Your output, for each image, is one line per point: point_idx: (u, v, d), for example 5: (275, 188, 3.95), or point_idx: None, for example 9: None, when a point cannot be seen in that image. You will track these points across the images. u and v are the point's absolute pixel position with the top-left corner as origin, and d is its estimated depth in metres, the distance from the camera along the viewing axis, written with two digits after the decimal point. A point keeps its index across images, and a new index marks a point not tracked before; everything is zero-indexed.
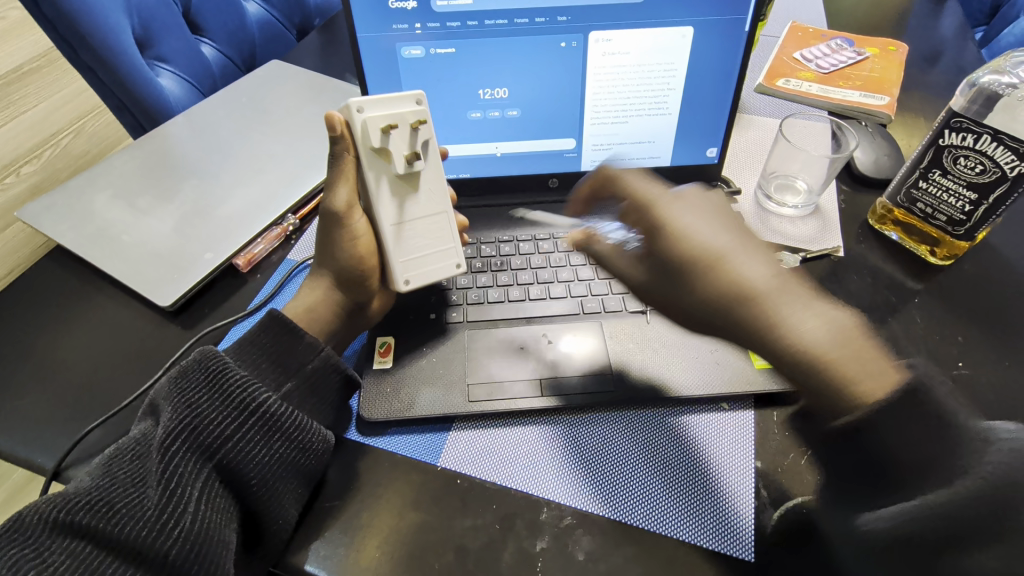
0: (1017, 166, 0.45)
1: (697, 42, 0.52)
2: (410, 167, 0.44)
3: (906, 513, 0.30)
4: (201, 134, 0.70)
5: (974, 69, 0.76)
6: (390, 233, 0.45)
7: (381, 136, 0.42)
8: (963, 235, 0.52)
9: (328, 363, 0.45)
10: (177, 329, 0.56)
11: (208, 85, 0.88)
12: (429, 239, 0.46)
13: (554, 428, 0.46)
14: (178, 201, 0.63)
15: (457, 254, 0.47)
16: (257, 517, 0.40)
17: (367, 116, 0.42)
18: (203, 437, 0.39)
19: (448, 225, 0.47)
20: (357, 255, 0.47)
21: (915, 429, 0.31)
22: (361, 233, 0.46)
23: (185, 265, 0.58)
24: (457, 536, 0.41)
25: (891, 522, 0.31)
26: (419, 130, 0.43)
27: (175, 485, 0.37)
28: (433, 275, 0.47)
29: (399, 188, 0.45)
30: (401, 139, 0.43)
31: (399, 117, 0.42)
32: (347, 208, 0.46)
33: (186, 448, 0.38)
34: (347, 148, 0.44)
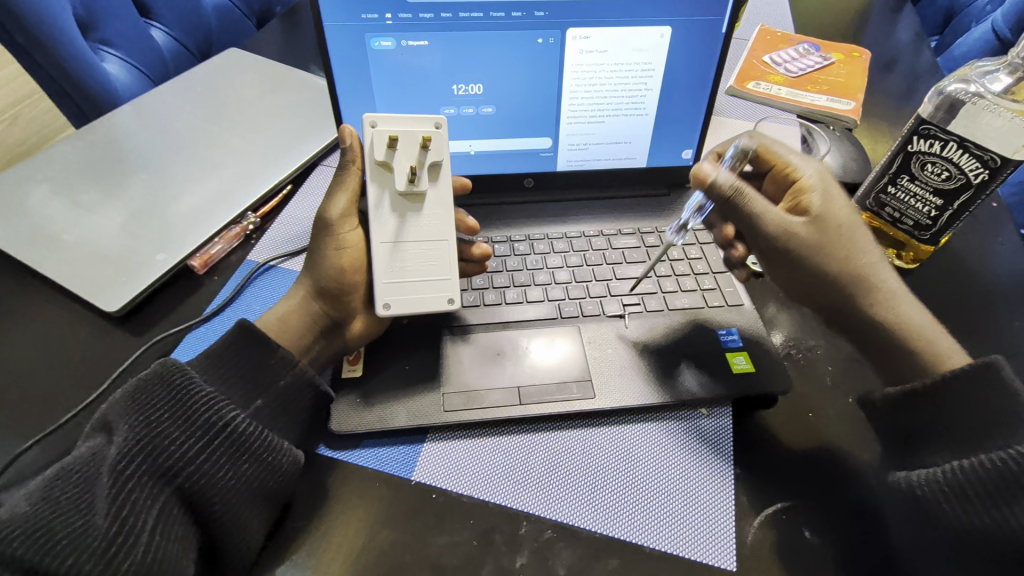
0: (981, 173, 0.46)
1: (675, 42, 0.51)
2: (413, 185, 0.45)
3: (966, 473, 0.36)
4: (151, 125, 0.65)
5: (931, 77, 0.78)
6: (382, 253, 0.45)
7: (389, 150, 0.44)
8: (929, 239, 0.53)
9: (301, 380, 0.42)
10: (125, 336, 0.52)
11: (159, 72, 0.82)
12: (420, 267, 0.45)
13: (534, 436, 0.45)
14: (126, 197, 0.58)
15: (449, 288, 0.45)
16: (216, 542, 0.37)
17: (380, 130, 0.44)
18: (162, 459, 0.36)
19: (447, 255, 0.46)
20: (336, 264, 0.45)
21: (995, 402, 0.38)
22: (353, 246, 0.45)
23: (134, 267, 0.53)
24: (433, 553, 0.39)
25: (947, 478, 0.37)
26: (426, 150, 0.45)
27: (128, 512, 0.34)
28: (419, 306, 0.45)
29: (399, 209, 0.45)
30: (408, 157, 0.44)
31: (409, 134, 0.44)
32: (343, 218, 0.45)
33: (144, 472, 0.35)
34: (353, 160, 0.45)
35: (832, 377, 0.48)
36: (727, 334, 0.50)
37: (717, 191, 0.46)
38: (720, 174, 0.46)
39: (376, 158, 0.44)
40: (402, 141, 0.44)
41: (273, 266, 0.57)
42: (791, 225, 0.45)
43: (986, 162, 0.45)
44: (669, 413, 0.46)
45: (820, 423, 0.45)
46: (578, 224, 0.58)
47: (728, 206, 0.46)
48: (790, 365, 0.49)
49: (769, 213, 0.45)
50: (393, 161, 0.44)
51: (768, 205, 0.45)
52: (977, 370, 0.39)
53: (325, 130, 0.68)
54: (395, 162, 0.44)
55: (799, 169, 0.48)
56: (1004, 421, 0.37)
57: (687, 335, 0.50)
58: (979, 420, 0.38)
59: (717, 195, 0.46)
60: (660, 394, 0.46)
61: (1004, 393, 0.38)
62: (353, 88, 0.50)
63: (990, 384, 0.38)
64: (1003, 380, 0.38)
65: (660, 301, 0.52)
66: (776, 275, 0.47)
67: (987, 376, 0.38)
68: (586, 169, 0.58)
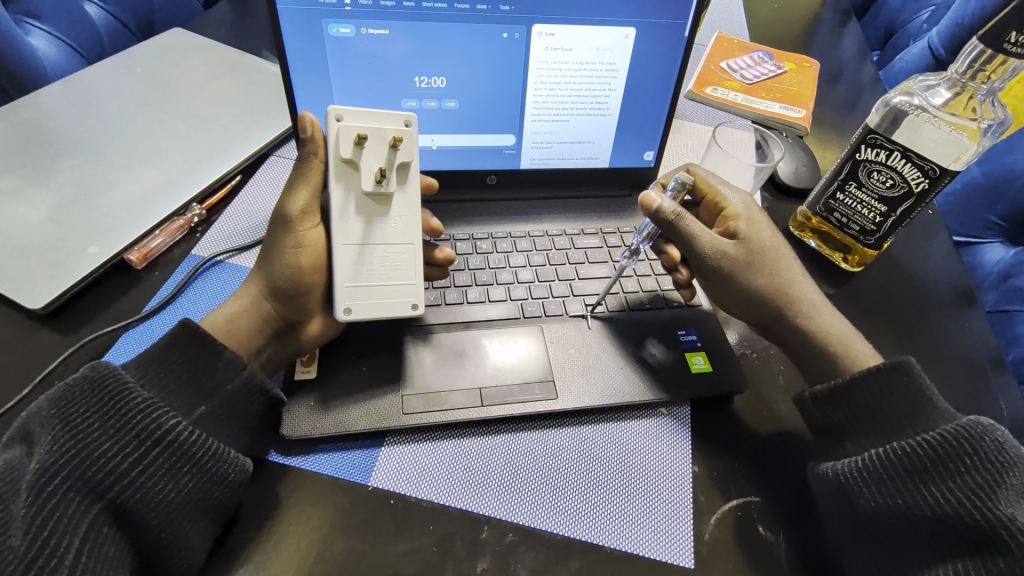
0: (921, 183, 0.48)
1: (639, 44, 0.52)
2: (381, 185, 0.43)
3: (879, 461, 0.39)
4: (84, 107, 0.60)
5: (874, 89, 0.82)
6: (344, 254, 0.43)
7: (356, 146, 0.42)
8: (873, 244, 0.55)
9: (250, 384, 0.40)
10: (51, 335, 0.47)
11: (94, 51, 0.76)
12: (385, 272, 0.43)
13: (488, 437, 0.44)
14: (53, 184, 0.53)
15: (413, 292, 0.44)
16: (154, 559, 0.35)
17: (346, 124, 0.41)
18: (90, 472, 0.33)
19: (413, 259, 0.44)
20: (293, 264, 0.42)
21: (904, 394, 0.41)
22: (313, 244, 0.43)
23: (63, 260, 0.49)
24: (391, 562, 0.38)
25: (862, 465, 0.39)
26: (395, 149, 0.43)
27: (49, 533, 0.31)
28: (382, 312, 0.43)
29: (365, 209, 0.43)
30: (376, 156, 0.42)
31: (377, 132, 0.42)
32: (303, 215, 0.42)
33: (70, 487, 0.32)
34: (315, 153, 0.42)
35: (785, 376, 0.50)
36: (686, 334, 0.50)
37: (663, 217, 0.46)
38: (665, 200, 0.46)
39: (341, 155, 0.42)
40: (369, 139, 0.42)
41: (219, 261, 0.54)
42: (728, 250, 0.47)
43: (927, 171, 0.48)
44: (628, 413, 0.46)
45: (773, 421, 0.47)
46: (541, 223, 0.58)
47: (673, 232, 0.46)
48: (745, 365, 0.50)
49: (709, 239, 0.46)
50: (360, 159, 0.42)
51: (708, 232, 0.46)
52: (892, 367, 0.41)
53: (278, 119, 0.64)
54: (361, 160, 0.42)
55: (729, 198, 0.50)
56: (911, 411, 0.40)
57: (647, 334, 0.50)
58: (896, 412, 0.40)
59: (664, 220, 0.46)
60: (621, 393, 0.46)
61: (917, 386, 0.41)
62: (308, 76, 0.48)
63: (900, 379, 0.41)
64: (912, 375, 0.41)
65: (622, 302, 0.52)
66: (711, 293, 0.49)
67: (902, 373, 0.41)
68: (549, 168, 0.58)
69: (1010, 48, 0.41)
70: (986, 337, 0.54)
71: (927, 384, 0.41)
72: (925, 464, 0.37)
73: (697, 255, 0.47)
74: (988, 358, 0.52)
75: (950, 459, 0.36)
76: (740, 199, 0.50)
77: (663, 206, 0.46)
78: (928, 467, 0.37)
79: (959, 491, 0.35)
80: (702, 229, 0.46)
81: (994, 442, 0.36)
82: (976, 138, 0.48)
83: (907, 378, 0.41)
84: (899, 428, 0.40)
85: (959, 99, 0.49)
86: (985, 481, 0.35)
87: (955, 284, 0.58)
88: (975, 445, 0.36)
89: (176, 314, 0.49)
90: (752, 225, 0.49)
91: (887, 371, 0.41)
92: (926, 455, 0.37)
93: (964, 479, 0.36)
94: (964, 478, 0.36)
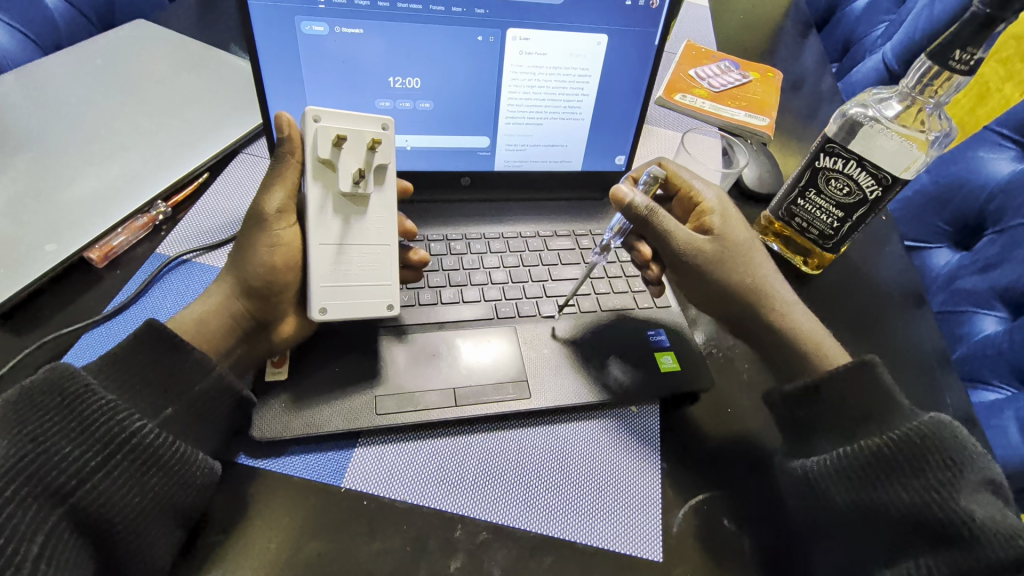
0: (875, 191, 0.51)
1: (611, 50, 0.53)
2: (358, 187, 0.43)
3: (847, 458, 0.40)
4: (40, 99, 0.58)
5: (833, 100, 0.86)
6: (320, 254, 0.42)
7: (334, 147, 0.42)
8: (831, 248, 0.58)
9: (220, 385, 0.39)
10: (4, 336, 0.45)
11: (50, 41, 0.73)
12: (362, 272, 0.43)
13: (464, 437, 0.44)
14: (7, 179, 0.51)
15: (389, 293, 0.44)
16: (118, 565, 0.34)
17: (325, 126, 0.41)
18: (50, 477, 0.32)
19: (389, 260, 0.44)
20: (267, 262, 0.41)
21: (868, 392, 0.42)
22: (288, 243, 0.42)
23: (17, 258, 0.47)
24: (364, 562, 0.38)
25: (831, 463, 0.40)
26: (373, 152, 0.43)
27: (6, 540, 0.30)
28: (358, 313, 0.43)
29: (342, 209, 0.43)
30: (354, 156, 0.42)
31: (356, 134, 0.42)
32: (278, 214, 0.41)
33: (28, 492, 0.31)
34: (292, 152, 0.41)
35: (749, 373, 0.51)
36: (655, 334, 0.52)
37: (634, 213, 0.47)
38: (637, 195, 0.46)
39: (319, 156, 0.41)
40: (348, 140, 0.42)
41: (186, 261, 0.52)
42: (700, 245, 0.48)
43: (881, 179, 0.50)
44: (598, 410, 0.47)
45: (737, 417, 0.49)
46: (514, 224, 0.59)
47: (644, 227, 0.47)
48: (711, 363, 0.52)
49: (681, 234, 0.47)
50: (339, 160, 0.42)
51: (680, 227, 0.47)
52: (858, 366, 0.42)
53: (248, 116, 0.63)
54: (339, 161, 0.42)
55: (701, 193, 0.51)
56: (876, 409, 0.41)
57: (617, 334, 0.51)
58: (861, 410, 0.41)
59: (635, 215, 0.47)
60: (592, 392, 0.47)
61: (880, 383, 0.42)
62: (280, 73, 0.47)
63: (866, 377, 0.42)
64: (876, 374, 0.42)
65: (593, 302, 0.53)
66: (687, 286, 0.50)
67: (866, 371, 0.42)
68: (523, 170, 0.58)
69: (954, 66, 0.44)
70: (933, 337, 0.57)
71: (889, 382, 0.42)
72: (891, 463, 0.38)
73: (671, 250, 0.48)
74: (936, 356, 0.55)
75: (918, 459, 0.38)
76: (712, 194, 0.51)
77: (633, 201, 0.47)
78: (894, 465, 0.38)
79: (923, 490, 0.37)
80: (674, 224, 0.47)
81: (952, 441, 0.38)
82: (925, 148, 0.51)
83: (872, 377, 0.42)
84: (865, 425, 0.41)
85: (909, 112, 0.52)
86: (946, 479, 0.37)
87: (907, 286, 0.61)
88: (936, 444, 0.38)
89: (140, 315, 0.48)
90: (724, 220, 0.50)
91: (854, 370, 0.42)
92: (891, 454, 0.38)
93: (926, 478, 0.37)
94: (927, 478, 0.37)
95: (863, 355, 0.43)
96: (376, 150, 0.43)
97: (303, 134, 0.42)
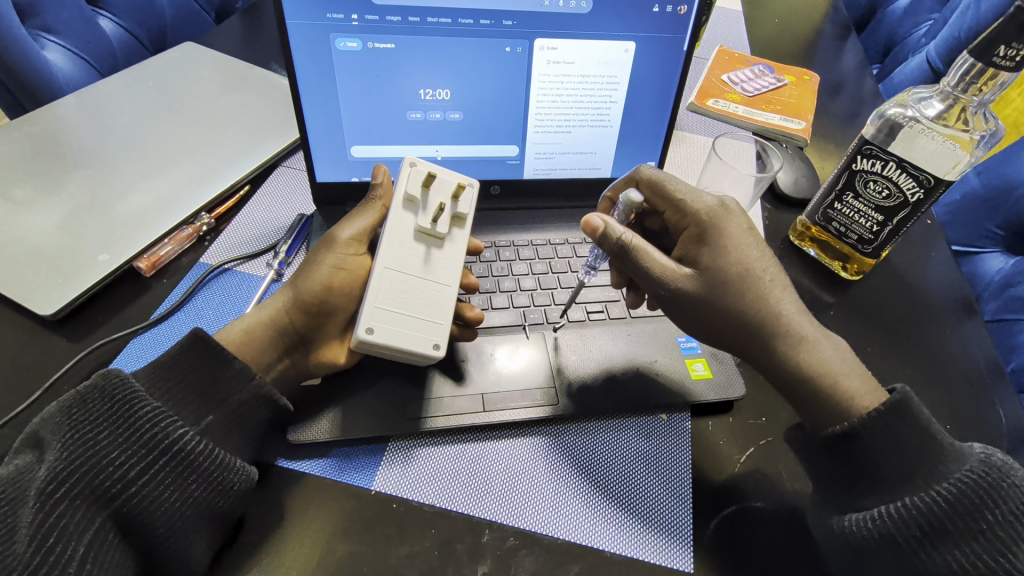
0: (917, 193, 0.49)
1: (639, 57, 0.53)
2: (435, 224, 0.45)
3: (901, 518, 0.36)
4: (98, 119, 0.62)
5: (873, 101, 0.83)
6: (371, 278, 0.43)
7: (423, 191, 0.46)
8: (870, 253, 0.56)
9: (258, 396, 0.40)
10: (62, 341, 0.48)
11: (107, 65, 0.79)
12: (414, 306, 0.43)
13: (492, 478, 0.43)
14: (67, 193, 0.55)
15: (437, 333, 0.43)
16: (161, 562, 0.35)
17: (421, 171, 0.46)
18: (98, 481, 0.33)
19: (445, 305, 0.44)
20: (326, 282, 0.43)
21: (910, 437, 0.37)
22: (351, 269, 0.45)
23: (74, 269, 0.50)
24: (393, 564, 0.39)
25: (883, 524, 0.36)
26: (457, 199, 0.46)
27: (54, 540, 0.31)
28: (404, 344, 0.42)
29: (414, 243, 0.45)
30: (439, 199, 0.46)
31: (446, 179, 0.47)
32: (350, 242, 0.45)
33: (76, 495, 0.33)
34: (381, 196, 0.47)
35: None
36: (686, 341, 0.51)
37: (606, 246, 0.44)
38: (609, 224, 0.43)
39: (407, 191, 0.45)
40: (437, 180, 0.46)
41: (227, 270, 0.55)
42: (677, 279, 0.43)
43: (922, 181, 0.48)
44: (621, 419, 0.47)
45: (773, 427, 0.47)
46: (543, 232, 0.59)
47: (621, 256, 0.44)
48: (745, 371, 0.51)
49: (657, 266, 0.43)
50: (426, 198, 0.46)
51: (657, 257, 0.43)
52: (894, 405, 0.38)
53: (287, 131, 0.66)
54: (425, 201, 0.46)
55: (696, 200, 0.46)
56: (921, 456, 0.37)
57: (647, 340, 0.51)
58: (915, 468, 0.37)
59: (612, 248, 0.43)
60: (622, 400, 0.47)
61: (919, 425, 0.37)
62: (316, 88, 0.49)
63: (905, 419, 0.38)
64: (916, 413, 0.38)
65: (623, 309, 0.53)
66: (677, 321, 0.45)
67: (904, 411, 0.38)
68: (552, 179, 0.59)
69: (999, 62, 0.42)
70: (984, 348, 0.54)
71: (925, 416, 0.38)
72: (948, 521, 0.35)
73: (649, 285, 0.44)
74: (987, 367, 0.52)
75: (984, 507, 0.34)
76: (700, 208, 0.45)
77: (609, 231, 0.43)
78: (956, 520, 0.35)
79: (990, 544, 0.34)
80: (648, 253, 0.43)
81: (1011, 489, 0.35)
82: (969, 148, 0.49)
83: (909, 415, 0.38)
84: (910, 479, 0.37)
85: (952, 111, 0.50)
86: (1009, 534, 0.34)
87: (955, 293, 0.59)
88: (991, 494, 0.35)
89: (187, 321, 0.50)
90: (712, 243, 0.44)
91: (892, 414, 0.38)
92: (948, 511, 0.35)
93: (998, 528, 0.34)
94: (998, 527, 0.34)
95: (896, 391, 0.38)
96: (453, 204, 0.46)
97: (393, 185, 0.48)
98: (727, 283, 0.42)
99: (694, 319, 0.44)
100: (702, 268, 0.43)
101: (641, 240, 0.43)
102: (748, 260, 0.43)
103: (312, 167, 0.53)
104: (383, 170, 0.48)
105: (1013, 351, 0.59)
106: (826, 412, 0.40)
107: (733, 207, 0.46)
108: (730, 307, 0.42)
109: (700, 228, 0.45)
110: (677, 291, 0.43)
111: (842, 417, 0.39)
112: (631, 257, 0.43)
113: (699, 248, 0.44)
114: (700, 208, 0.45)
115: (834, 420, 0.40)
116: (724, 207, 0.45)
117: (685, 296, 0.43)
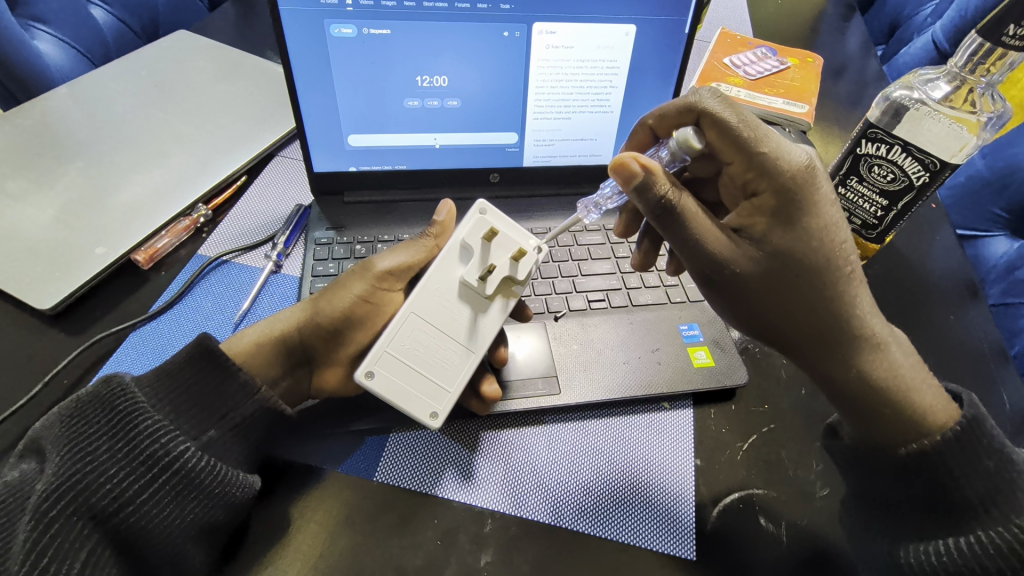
0: (922, 177, 0.48)
1: (640, 40, 0.52)
2: (481, 285, 0.40)
3: (967, 554, 0.33)
4: (91, 109, 0.61)
5: (877, 84, 0.82)
6: (393, 319, 0.39)
7: (481, 244, 0.41)
8: (875, 238, 0.55)
9: (262, 408, 0.39)
10: (60, 335, 0.48)
11: (100, 54, 0.77)
12: (427, 363, 0.39)
13: (496, 466, 0.43)
14: (61, 186, 0.54)
15: (440, 401, 0.39)
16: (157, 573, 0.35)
17: (484, 222, 0.41)
18: (94, 498, 0.33)
19: (461, 374, 0.39)
20: (343, 307, 0.43)
21: (981, 461, 0.35)
22: (375, 304, 0.43)
23: (70, 262, 0.50)
24: (398, 556, 0.39)
25: (950, 561, 0.34)
26: (515, 263, 0.41)
27: (49, 559, 0.31)
28: (401, 400, 0.38)
29: (453, 299, 0.41)
30: (496, 257, 0.41)
31: (511, 241, 0.41)
32: (383, 275, 0.43)
33: (73, 512, 0.32)
34: (434, 236, 0.45)
35: (788, 369, 0.50)
36: (687, 329, 0.51)
37: (652, 198, 0.38)
38: (656, 181, 0.37)
39: (465, 241, 0.41)
40: (500, 238, 0.41)
41: (225, 262, 0.54)
42: (737, 262, 0.38)
43: (927, 165, 0.47)
44: (619, 409, 0.47)
45: (776, 414, 0.47)
46: (544, 221, 0.59)
47: (663, 219, 0.38)
48: (747, 358, 0.50)
49: (714, 244, 0.38)
50: (484, 253, 0.41)
51: (710, 229, 0.38)
52: (961, 429, 0.35)
53: (283, 120, 0.65)
54: (481, 254, 0.41)
55: (783, 160, 0.39)
56: (993, 484, 0.34)
57: (648, 329, 0.51)
58: (983, 498, 0.34)
59: (652, 205, 0.38)
60: (623, 389, 0.47)
61: (993, 450, 0.35)
62: (311, 76, 0.48)
63: (976, 441, 0.35)
64: (988, 436, 0.35)
65: (625, 297, 0.53)
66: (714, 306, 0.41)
67: (972, 436, 0.35)
68: (550, 166, 0.58)
69: (1008, 42, 0.41)
70: (989, 333, 0.54)
71: (999, 438, 0.35)
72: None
73: (697, 263, 0.39)
74: (990, 352, 0.52)
75: None
76: (784, 172, 0.38)
77: (654, 185, 0.37)
78: None
79: None
80: (707, 220, 0.38)
81: None
82: (976, 131, 0.48)
83: (980, 439, 0.35)
84: (983, 514, 0.34)
85: (960, 93, 0.49)
86: None
87: (961, 279, 0.58)
88: None
89: (187, 314, 0.50)
90: (784, 215, 0.38)
91: (962, 437, 0.35)
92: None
93: None
94: None
95: (968, 410, 0.36)
96: (513, 264, 0.41)
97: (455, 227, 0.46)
98: (796, 266, 0.37)
99: (741, 310, 0.39)
100: (768, 250, 0.38)
101: (691, 207, 0.38)
102: (837, 237, 0.38)
103: (308, 156, 0.53)
104: (449, 208, 0.46)
105: (1016, 336, 0.58)
106: (894, 426, 0.37)
107: (823, 175, 0.40)
108: (778, 301, 0.38)
109: (779, 199, 0.38)
110: (733, 277, 0.38)
111: (912, 435, 0.37)
112: (684, 221, 0.38)
113: (772, 226, 0.38)
114: (787, 170, 0.38)
115: (901, 441, 0.37)
116: (810, 175, 0.39)
117: (743, 281, 0.38)
